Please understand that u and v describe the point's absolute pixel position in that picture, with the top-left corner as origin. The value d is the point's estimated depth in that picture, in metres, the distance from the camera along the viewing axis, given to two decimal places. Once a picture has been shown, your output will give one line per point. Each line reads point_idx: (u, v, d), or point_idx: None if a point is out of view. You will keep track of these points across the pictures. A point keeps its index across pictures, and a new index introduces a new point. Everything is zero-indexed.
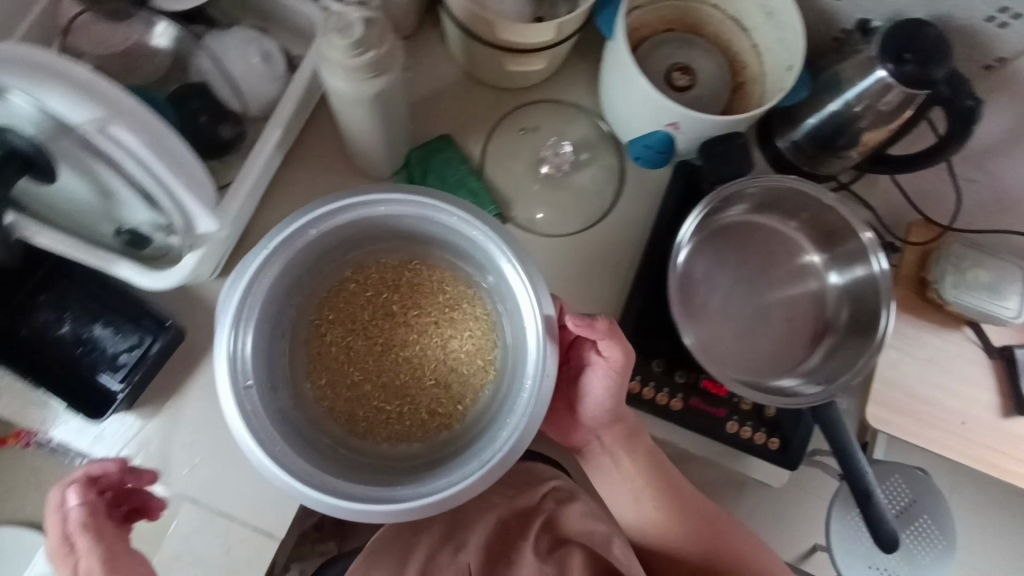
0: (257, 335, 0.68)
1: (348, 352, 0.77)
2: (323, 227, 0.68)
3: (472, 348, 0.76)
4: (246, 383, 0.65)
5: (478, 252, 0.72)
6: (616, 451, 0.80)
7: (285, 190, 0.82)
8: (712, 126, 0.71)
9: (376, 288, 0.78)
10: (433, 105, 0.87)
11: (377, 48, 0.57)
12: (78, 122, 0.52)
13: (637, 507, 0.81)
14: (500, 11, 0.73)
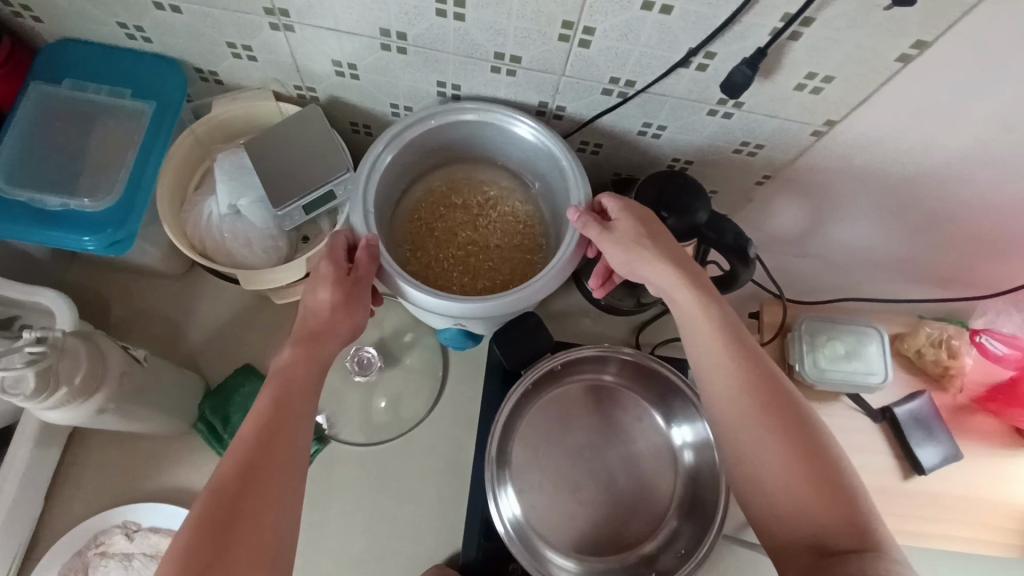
0: (392, 169, 0.68)
1: (434, 237, 0.73)
2: (471, 116, 0.67)
3: (525, 249, 0.73)
4: (366, 211, 0.63)
5: (553, 168, 0.68)
6: (701, 313, 0.58)
7: (79, 477, 0.75)
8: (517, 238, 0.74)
9: (463, 193, 0.76)
10: (226, 338, 0.81)
11: (70, 379, 0.53)
12: None
13: (734, 399, 0.55)
14: (249, 253, 0.70)
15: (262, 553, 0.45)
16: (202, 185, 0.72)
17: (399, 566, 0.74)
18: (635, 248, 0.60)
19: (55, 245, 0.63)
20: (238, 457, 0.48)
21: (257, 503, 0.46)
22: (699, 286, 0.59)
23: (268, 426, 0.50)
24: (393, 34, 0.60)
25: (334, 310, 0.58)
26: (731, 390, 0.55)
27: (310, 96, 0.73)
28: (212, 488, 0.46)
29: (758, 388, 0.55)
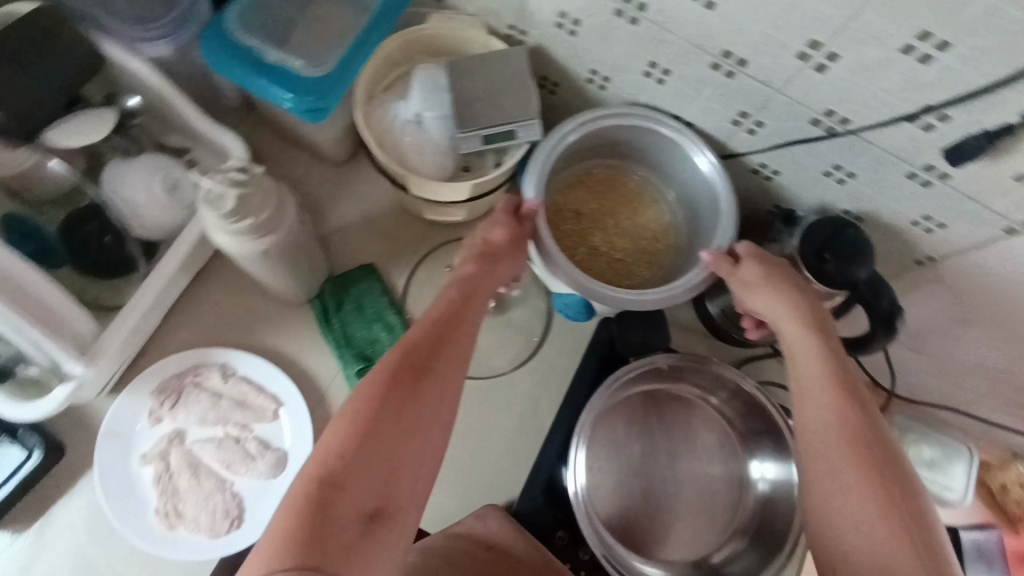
0: (573, 145, 0.75)
1: (580, 214, 0.80)
2: (665, 130, 0.74)
3: (648, 261, 0.80)
4: (541, 174, 0.71)
5: (709, 208, 0.74)
6: (807, 334, 0.61)
7: (196, 311, 0.81)
8: (647, 250, 0.81)
9: (618, 188, 0.82)
10: (360, 232, 0.85)
11: (258, 215, 0.56)
12: None
13: (817, 416, 0.55)
14: (419, 161, 0.73)
15: (437, 403, 0.53)
16: (392, 88, 0.75)
17: (447, 492, 0.79)
18: (753, 289, 0.64)
19: (262, 93, 0.67)
20: (428, 332, 0.57)
21: (438, 367, 0.55)
22: (811, 312, 0.62)
23: (445, 323, 0.59)
24: (634, 2, 0.61)
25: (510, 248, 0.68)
26: (816, 407, 0.56)
27: (518, 38, 0.75)
28: (406, 346, 0.55)
29: (847, 411, 0.54)
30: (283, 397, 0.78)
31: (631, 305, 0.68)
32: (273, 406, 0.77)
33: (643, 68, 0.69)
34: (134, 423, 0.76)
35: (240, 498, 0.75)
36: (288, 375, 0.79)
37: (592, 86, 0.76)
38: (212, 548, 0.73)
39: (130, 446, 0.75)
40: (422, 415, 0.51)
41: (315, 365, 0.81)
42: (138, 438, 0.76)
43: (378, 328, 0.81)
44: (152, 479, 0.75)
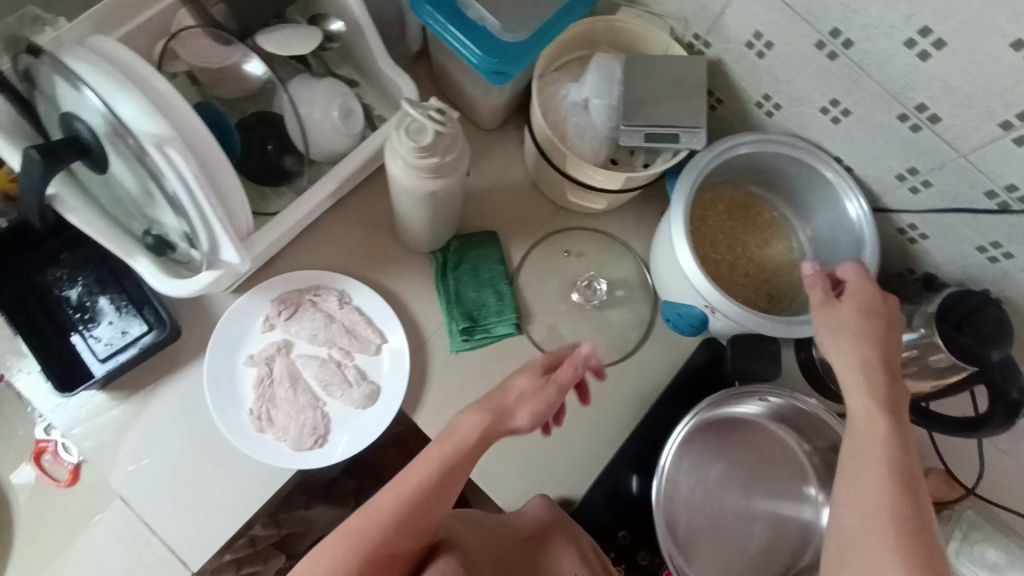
0: (733, 160, 0.76)
1: (717, 229, 0.80)
2: (825, 171, 0.74)
3: (770, 292, 0.79)
4: (695, 177, 0.72)
5: (848, 256, 0.74)
6: (876, 427, 0.57)
7: (325, 236, 0.84)
8: (771, 281, 0.80)
9: (757, 217, 0.82)
10: (491, 200, 0.88)
11: (442, 156, 0.58)
12: (140, 132, 0.53)
13: (870, 528, 0.52)
14: (578, 144, 0.75)
15: (431, 526, 0.61)
16: (564, 71, 0.78)
17: (519, 467, 0.80)
18: (840, 326, 0.62)
19: (453, 45, 0.70)
20: (453, 453, 0.62)
21: (444, 500, 0.61)
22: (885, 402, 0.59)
23: (477, 443, 0.63)
24: (840, 38, 0.62)
25: (528, 403, 0.64)
26: (871, 511, 0.53)
27: (698, 49, 0.77)
28: (431, 466, 0.61)
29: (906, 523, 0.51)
30: (389, 335, 0.81)
31: (751, 325, 0.70)
32: (378, 341, 0.81)
33: (822, 104, 0.70)
34: (249, 323, 0.79)
35: (328, 419, 0.78)
36: (397, 317, 0.82)
37: (758, 111, 0.77)
38: (293, 460, 0.75)
39: (239, 345, 0.78)
40: (416, 537, 0.60)
41: (422, 313, 0.84)
42: (249, 339, 0.79)
43: (489, 294, 0.84)
44: (253, 380, 0.77)
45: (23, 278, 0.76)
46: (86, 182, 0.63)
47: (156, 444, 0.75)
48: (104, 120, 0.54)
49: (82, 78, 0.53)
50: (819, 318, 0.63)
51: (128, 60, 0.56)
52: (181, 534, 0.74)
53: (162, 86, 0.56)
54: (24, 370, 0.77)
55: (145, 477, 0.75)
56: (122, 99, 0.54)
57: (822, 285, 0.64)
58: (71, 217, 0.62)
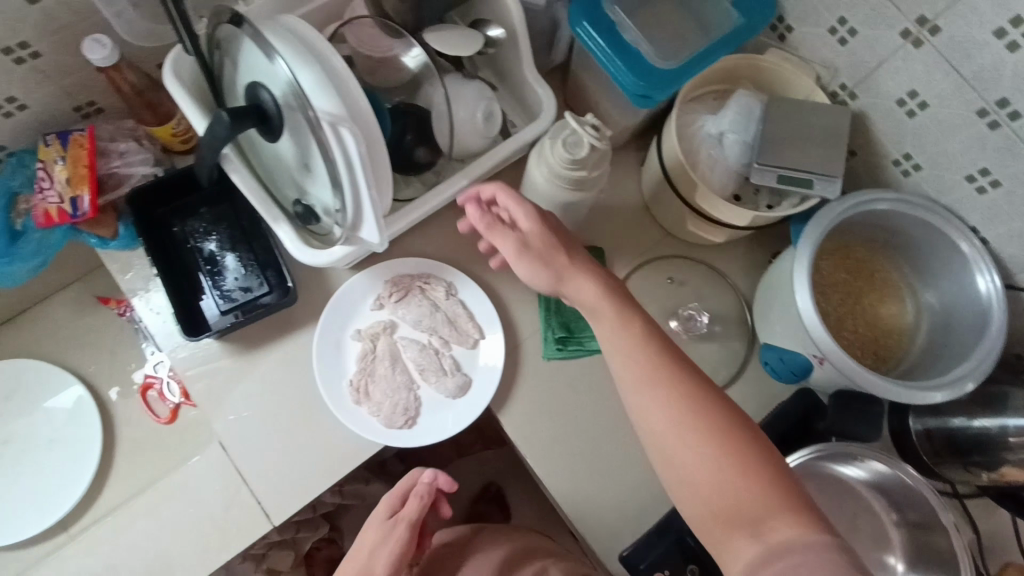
0: (865, 214, 0.75)
1: (835, 280, 0.79)
2: (962, 243, 0.72)
3: (876, 352, 0.78)
4: (825, 224, 0.71)
5: (970, 333, 0.72)
6: (626, 376, 0.59)
7: (440, 227, 0.87)
8: (880, 341, 0.78)
9: (876, 275, 0.80)
10: (601, 217, 0.89)
11: (589, 170, 0.61)
12: (318, 107, 0.57)
13: (724, 482, 0.52)
14: (707, 176, 0.76)
15: None
16: (702, 103, 0.79)
17: (594, 482, 0.81)
18: (534, 256, 0.65)
19: (604, 64, 0.72)
20: None
21: None
22: (633, 332, 0.61)
23: None
24: (1007, 108, 0.62)
25: (377, 547, 0.70)
26: (707, 476, 0.53)
27: (841, 99, 0.77)
28: None
29: (744, 473, 0.52)
30: (487, 332, 0.83)
31: (861, 381, 0.69)
32: (476, 336, 0.83)
33: (968, 171, 0.69)
34: (362, 299, 0.83)
35: (420, 403, 0.80)
36: (497, 316, 0.84)
37: (894, 170, 0.77)
38: (383, 435, 0.78)
39: (350, 318, 0.82)
40: None
41: (520, 317, 0.86)
42: (358, 314, 0.83)
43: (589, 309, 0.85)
44: (358, 353, 0.81)
45: (164, 224, 0.82)
46: (253, 146, 0.68)
47: (260, 398, 0.79)
48: (288, 88, 0.57)
49: (276, 50, 0.57)
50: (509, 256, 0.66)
51: (314, 37, 0.60)
52: (268, 488, 0.77)
53: (342, 67, 0.60)
54: (144, 302, 0.82)
55: (243, 429, 0.78)
56: (307, 73, 0.57)
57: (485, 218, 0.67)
58: (234, 175, 0.69)
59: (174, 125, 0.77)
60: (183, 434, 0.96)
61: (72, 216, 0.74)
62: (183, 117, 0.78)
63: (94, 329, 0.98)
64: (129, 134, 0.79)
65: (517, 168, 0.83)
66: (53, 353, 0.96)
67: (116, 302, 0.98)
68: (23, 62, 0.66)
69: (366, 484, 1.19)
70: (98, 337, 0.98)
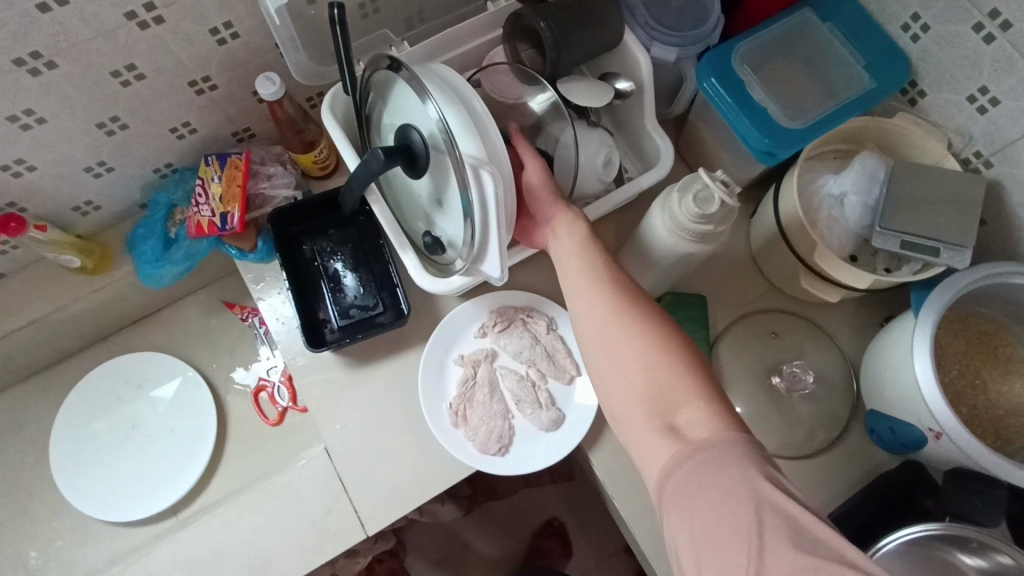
0: (999, 285, 0.72)
1: (957, 350, 0.76)
2: None
3: (998, 429, 0.74)
4: (953, 292, 0.69)
5: None
6: (575, 284, 0.65)
7: (545, 262, 0.91)
8: (1004, 421, 0.74)
9: (1001, 349, 0.77)
10: (705, 266, 0.89)
11: (715, 226, 0.63)
12: (464, 149, 0.61)
13: (633, 361, 0.57)
14: (824, 235, 0.76)
15: None
16: (822, 162, 0.80)
17: None
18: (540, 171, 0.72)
19: (731, 121, 0.74)
20: None
21: None
22: (584, 245, 0.66)
23: None
24: None
25: None
26: (629, 360, 0.58)
27: (973, 168, 0.75)
28: None
29: (661, 364, 0.56)
30: (584, 370, 0.85)
31: (982, 462, 0.65)
32: (573, 372, 0.85)
33: None
34: (467, 328, 0.87)
35: (513, 432, 0.82)
36: None
37: None
38: (477, 460, 0.80)
39: (455, 344, 0.86)
40: None
41: None
42: (463, 340, 0.86)
43: None
44: (460, 378, 0.84)
45: (296, 241, 0.89)
46: (391, 180, 0.74)
47: (366, 410, 0.83)
48: (438, 129, 0.62)
49: (430, 94, 0.63)
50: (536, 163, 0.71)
51: (464, 84, 0.65)
52: (364, 498, 0.81)
53: (486, 112, 0.65)
54: (268, 308, 0.88)
55: (347, 439, 0.82)
56: (457, 117, 0.63)
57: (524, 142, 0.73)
58: (374, 207, 0.76)
59: (317, 153, 0.85)
60: (285, 436, 1.02)
61: (220, 228, 0.82)
62: (324, 145, 0.86)
63: (218, 330, 1.06)
64: (276, 158, 0.89)
65: (627, 213, 0.85)
66: (178, 349, 1.05)
67: (239, 308, 1.06)
68: (201, 93, 0.77)
69: (442, 505, 1.22)
70: (218, 338, 1.06)
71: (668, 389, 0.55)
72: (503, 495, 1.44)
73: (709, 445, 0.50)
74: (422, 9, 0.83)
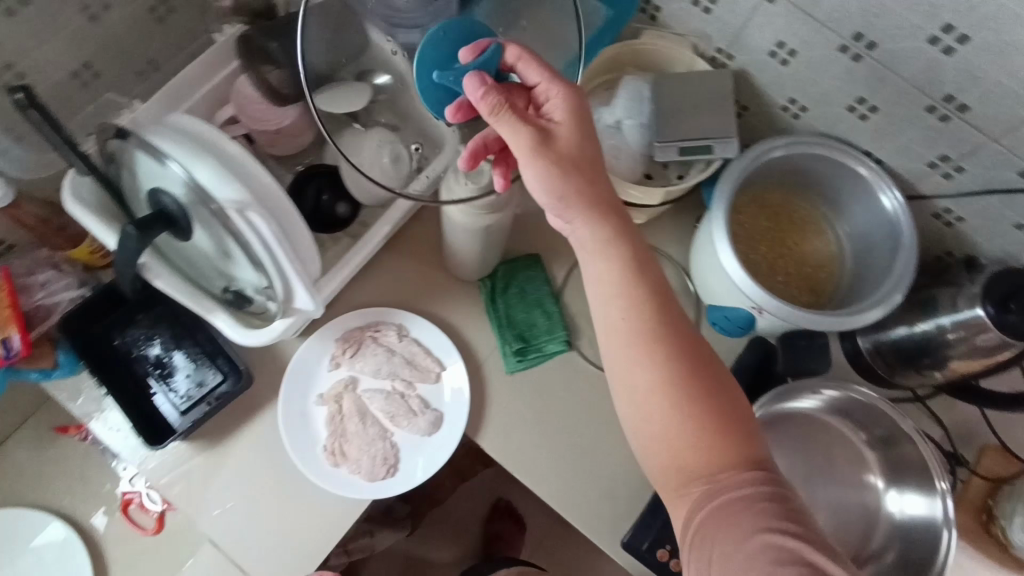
0: (770, 162, 0.78)
1: (758, 228, 0.82)
2: (864, 172, 0.76)
3: (809, 286, 0.82)
4: (733, 181, 0.75)
5: (888, 243, 0.77)
6: (619, 329, 0.54)
7: (378, 271, 0.88)
8: (812, 276, 0.82)
9: (793, 215, 0.84)
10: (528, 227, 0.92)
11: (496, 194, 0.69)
12: (221, 198, 0.58)
13: (672, 405, 0.51)
14: (614, 165, 0.78)
15: None
16: (595, 94, 0.82)
17: (581, 479, 0.83)
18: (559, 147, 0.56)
19: None
20: None
21: None
22: (631, 282, 0.54)
23: None
24: (863, 40, 0.66)
25: None
26: (665, 402, 0.52)
27: (721, 63, 0.81)
28: None
29: (709, 426, 0.51)
30: (447, 363, 0.84)
31: (797, 321, 0.72)
32: (437, 369, 0.84)
33: (848, 103, 0.73)
34: (317, 365, 0.83)
35: (397, 449, 0.80)
36: (452, 345, 0.85)
37: (784, 115, 0.81)
38: (368, 490, 0.78)
39: (310, 385, 0.82)
40: None
41: (475, 339, 0.87)
42: (317, 379, 0.83)
43: (538, 314, 0.88)
44: (325, 417, 0.81)
45: (103, 339, 0.81)
46: (169, 246, 0.69)
47: (238, 486, 0.79)
48: (187, 188, 0.58)
49: (167, 152, 0.58)
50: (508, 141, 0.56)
51: (206, 129, 0.61)
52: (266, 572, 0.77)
53: (239, 151, 0.61)
54: (101, 423, 0.82)
55: (229, 521, 0.78)
56: (205, 167, 0.59)
57: (497, 100, 0.55)
58: (158, 282, 0.68)
59: (91, 243, 0.78)
60: None
61: (7, 357, 0.72)
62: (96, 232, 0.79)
63: (61, 459, 0.96)
64: (46, 262, 0.78)
65: None
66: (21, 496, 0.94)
67: (74, 429, 0.95)
68: None
69: (372, 536, 1.20)
70: (63, 466, 0.96)
71: (704, 440, 0.51)
72: (442, 498, 1.44)
73: (747, 507, 0.48)
74: (152, 59, 0.77)
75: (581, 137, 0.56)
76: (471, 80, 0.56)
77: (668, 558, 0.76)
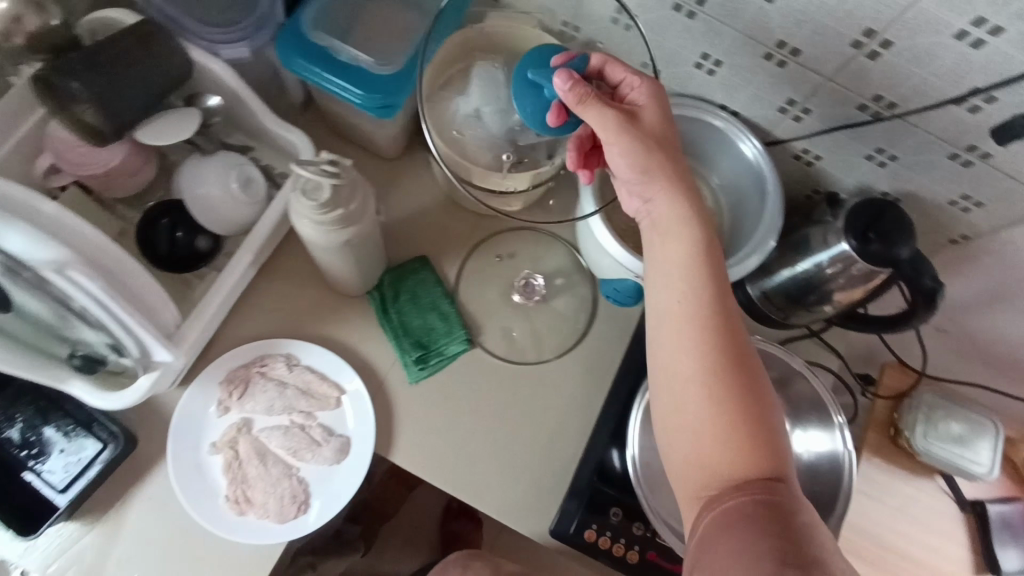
0: None
1: None
2: (720, 124, 0.77)
3: None
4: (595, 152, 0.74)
5: (756, 191, 0.78)
6: (675, 316, 0.53)
7: (257, 301, 0.84)
8: None
9: None
10: (410, 230, 0.89)
11: (345, 206, 0.64)
12: (36, 264, 0.51)
13: (709, 403, 0.50)
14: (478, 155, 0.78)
15: None
16: (451, 83, 0.79)
17: (503, 475, 0.81)
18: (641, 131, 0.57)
19: (333, 91, 0.72)
20: None
21: None
22: (696, 274, 0.54)
23: None
24: None
25: None
26: (701, 397, 0.51)
27: (570, 35, 0.80)
28: None
29: (741, 430, 0.50)
30: (345, 384, 0.81)
31: None
32: (335, 394, 0.80)
33: (694, 60, 0.73)
34: (204, 413, 0.78)
35: (306, 484, 0.76)
36: (348, 365, 0.82)
37: None
38: (280, 532, 0.74)
39: (201, 435, 0.77)
40: None
41: (371, 354, 0.84)
42: (206, 428, 0.77)
43: (435, 317, 0.85)
44: (222, 465, 0.76)
45: None
46: None
47: (139, 557, 0.74)
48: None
49: None
50: (596, 126, 0.57)
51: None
52: None
53: (51, 206, 0.52)
54: None
55: None
56: (10, 233, 0.50)
57: (584, 90, 0.56)
58: None
59: None
60: None
61: None
62: None
63: None
64: None
65: None
66: None
67: None
68: None
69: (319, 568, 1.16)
70: None
71: (730, 444, 0.49)
72: (394, 512, 1.40)
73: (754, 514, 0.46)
74: None
75: (666, 123, 0.59)
76: (559, 73, 0.56)
77: (595, 537, 0.76)
